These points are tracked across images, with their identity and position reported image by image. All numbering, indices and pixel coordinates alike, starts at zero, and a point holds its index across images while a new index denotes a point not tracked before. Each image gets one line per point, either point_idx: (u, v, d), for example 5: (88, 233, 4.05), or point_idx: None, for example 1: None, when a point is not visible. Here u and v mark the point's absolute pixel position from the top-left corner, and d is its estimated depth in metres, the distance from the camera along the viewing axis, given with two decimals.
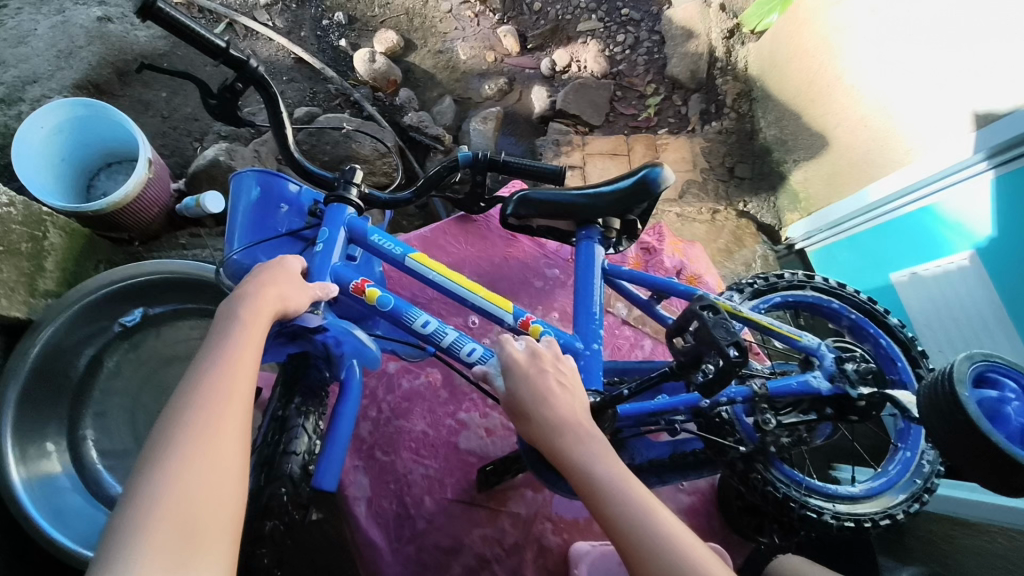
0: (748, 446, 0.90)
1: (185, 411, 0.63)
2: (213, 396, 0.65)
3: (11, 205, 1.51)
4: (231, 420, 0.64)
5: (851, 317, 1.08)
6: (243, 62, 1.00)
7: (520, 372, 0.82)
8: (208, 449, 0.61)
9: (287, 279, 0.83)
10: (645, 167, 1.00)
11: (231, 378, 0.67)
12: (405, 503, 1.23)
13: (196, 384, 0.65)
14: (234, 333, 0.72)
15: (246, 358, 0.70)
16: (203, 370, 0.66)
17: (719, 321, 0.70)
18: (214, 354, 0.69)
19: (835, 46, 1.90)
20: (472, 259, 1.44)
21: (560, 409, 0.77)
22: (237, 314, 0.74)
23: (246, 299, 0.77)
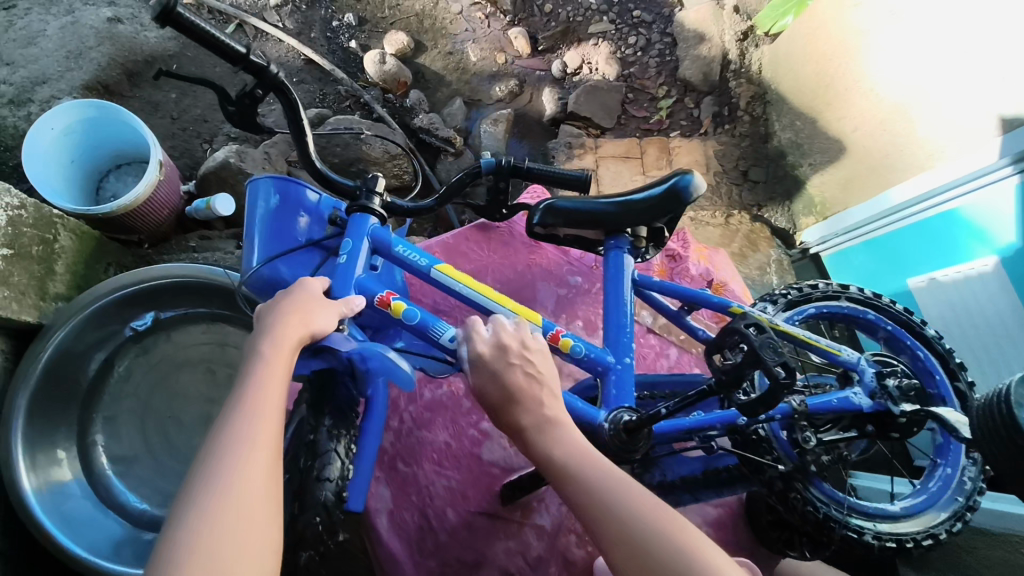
0: (788, 465, 0.86)
1: (211, 456, 0.58)
2: (238, 436, 0.60)
3: (22, 207, 1.49)
4: (261, 462, 0.60)
5: (888, 328, 1.06)
6: (263, 67, 0.98)
7: (488, 369, 0.80)
8: (238, 496, 0.56)
9: (310, 305, 0.79)
10: (676, 175, 0.99)
11: (258, 416, 0.63)
12: (428, 515, 1.21)
13: (221, 425, 0.61)
14: (258, 367, 0.68)
15: (274, 394, 0.66)
16: (228, 411, 0.62)
17: (767, 342, 0.68)
18: (239, 393, 0.65)
19: (854, 48, 1.87)
20: (495, 267, 1.42)
21: (530, 402, 0.76)
22: (261, 348, 0.71)
23: (270, 330, 0.73)
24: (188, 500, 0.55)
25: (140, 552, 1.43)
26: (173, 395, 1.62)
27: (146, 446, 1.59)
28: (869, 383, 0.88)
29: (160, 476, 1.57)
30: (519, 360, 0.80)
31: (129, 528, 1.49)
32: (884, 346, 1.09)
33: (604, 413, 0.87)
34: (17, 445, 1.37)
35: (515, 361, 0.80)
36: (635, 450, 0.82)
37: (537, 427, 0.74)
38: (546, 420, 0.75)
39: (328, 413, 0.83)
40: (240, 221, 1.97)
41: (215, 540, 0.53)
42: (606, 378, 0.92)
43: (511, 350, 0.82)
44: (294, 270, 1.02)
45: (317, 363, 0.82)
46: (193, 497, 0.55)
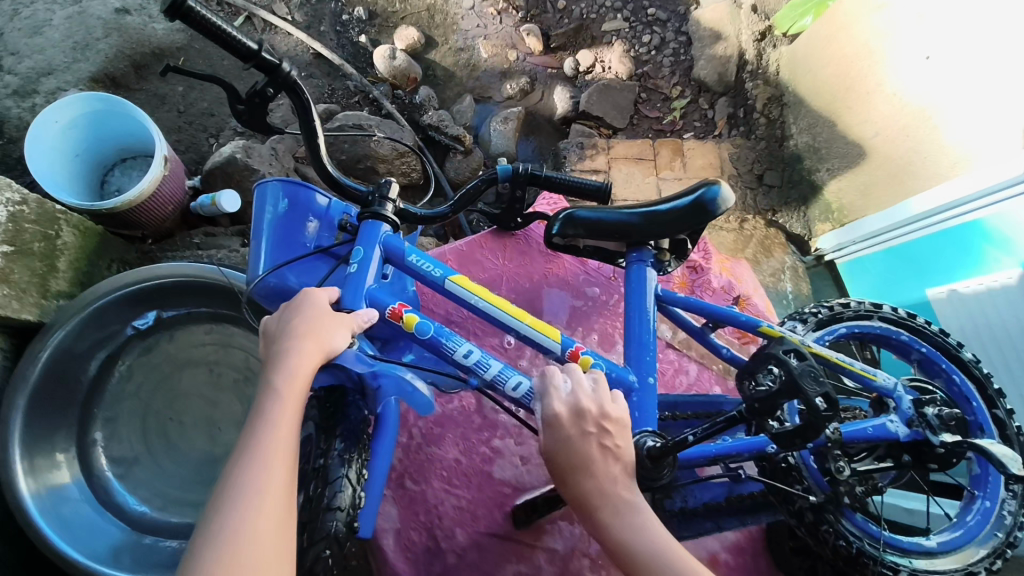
0: (817, 496, 0.86)
1: (216, 518, 0.54)
2: (248, 488, 0.56)
3: (24, 202, 1.46)
4: (271, 522, 0.56)
5: (923, 350, 1.03)
6: (275, 66, 0.94)
7: (560, 434, 0.76)
8: (248, 562, 0.52)
9: (324, 332, 0.74)
10: (702, 185, 0.95)
11: (268, 468, 0.58)
12: (436, 535, 1.18)
13: (230, 475, 0.57)
14: (269, 410, 0.63)
15: (285, 440, 0.61)
16: (238, 460, 0.58)
17: (807, 371, 0.66)
18: (248, 439, 0.61)
19: (878, 51, 1.82)
20: (510, 277, 1.38)
21: (602, 475, 0.73)
22: (272, 386, 0.66)
23: (281, 365, 0.69)
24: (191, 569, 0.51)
25: (139, 556, 1.39)
26: (174, 394, 1.59)
27: (146, 448, 1.56)
28: (906, 411, 0.87)
29: (161, 479, 1.55)
30: (596, 430, 0.76)
31: (129, 532, 1.46)
32: (916, 369, 1.06)
33: (625, 436, 0.84)
34: (16, 447, 1.33)
35: (591, 431, 0.76)
36: (659, 475, 0.80)
37: (609, 507, 0.72)
38: (622, 499, 0.72)
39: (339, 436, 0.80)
40: (245, 218, 1.93)
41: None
42: (628, 399, 0.89)
43: (587, 415, 0.77)
44: (300, 276, 0.98)
45: (327, 378, 0.78)
46: (196, 566, 0.51)
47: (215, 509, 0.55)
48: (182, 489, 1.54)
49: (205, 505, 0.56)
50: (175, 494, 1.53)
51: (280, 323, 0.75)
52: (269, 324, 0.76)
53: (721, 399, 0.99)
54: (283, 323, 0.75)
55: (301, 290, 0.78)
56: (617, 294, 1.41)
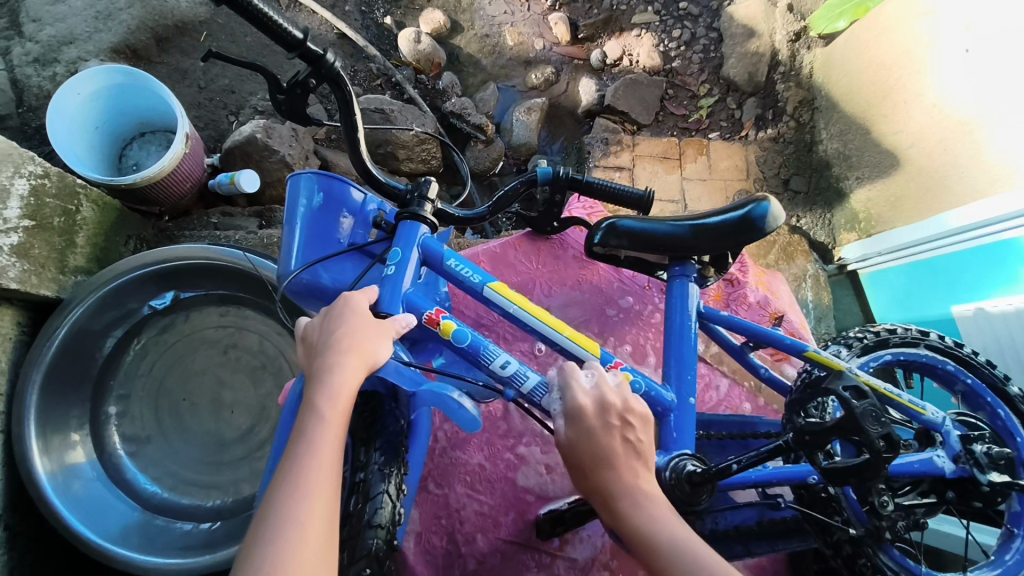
0: (857, 529, 0.85)
1: (261, 549, 0.54)
2: (293, 522, 0.56)
3: (46, 176, 1.42)
4: (315, 551, 0.56)
5: (968, 381, 1.01)
6: (320, 56, 0.91)
7: (584, 428, 0.75)
8: None
9: (367, 346, 0.73)
10: (751, 201, 0.95)
11: (312, 497, 0.58)
12: (457, 540, 1.18)
13: (274, 505, 0.57)
14: (313, 434, 0.63)
15: (327, 467, 0.61)
16: (281, 490, 0.58)
17: (869, 412, 0.66)
18: (291, 465, 0.60)
19: (921, 61, 1.77)
20: (543, 281, 1.36)
21: (624, 470, 0.73)
22: (316, 406, 0.65)
23: (326, 381, 0.67)
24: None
25: (147, 537, 1.39)
26: (189, 375, 1.58)
27: (159, 428, 1.55)
28: (953, 445, 0.86)
29: (172, 459, 1.54)
30: (619, 423, 0.75)
31: (141, 512, 1.45)
32: (958, 401, 1.05)
33: (662, 458, 0.84)
34: (31, 423, 1.32)
35: (614, 424, 0.75)
36: (697, 501, 0.80)
37: (629, 498, 0.71)
38: (640, 493, 0.72)
39: (377, 443, 0.76)
40: (264, 200, 1.90)
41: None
42: (665, 418, 0.89)
43: (611, 409, 0.76)
44: (334, 276, 0.97)
45: None
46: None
47: (260, 540, 0.55)
48: (196, 470, 1.53)
49: (248, 532, 0.56)
50: (188, 476, 1.53)
51: (323, 333, 0.74)
52: (311, 333, 0.75)
53: (754, 420, 0.99)
54: (326, 334, 0.74)
55: (342, 296, 0.77)
56: (651, 305, 1.39)
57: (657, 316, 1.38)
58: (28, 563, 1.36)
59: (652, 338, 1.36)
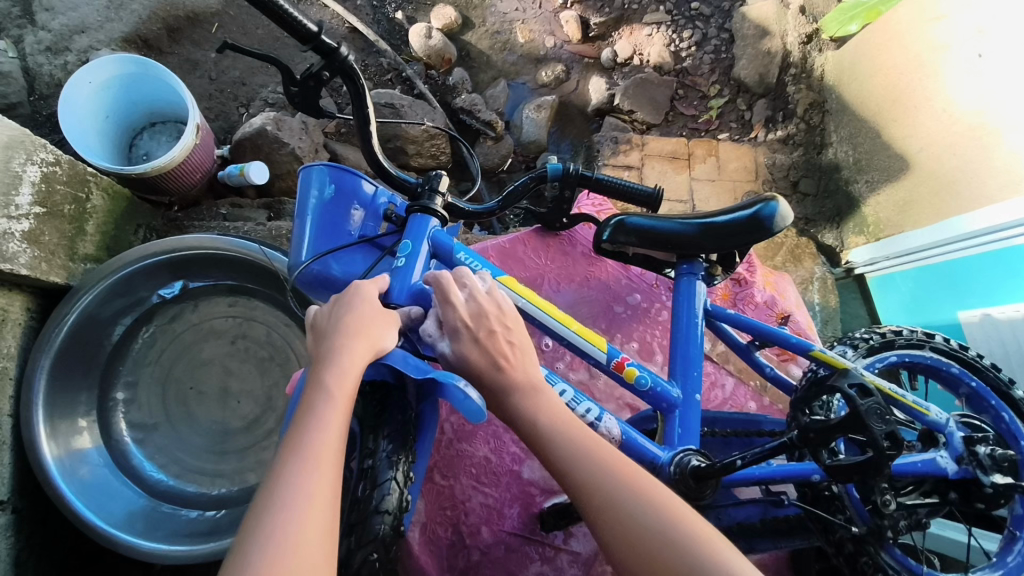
0: (860, 527, 0.86)
1: (267, 514, 0.54)
2: (299, 487, 0.56)
3: (57, 163, 1.43)
4: (320, 517, 0.56)
5: (972, 384, 1.01)
6: (333, 50, 0.92)
7: (470, 338, 0.79)
8: (293, 557, 0.52)
9: (375, 332, 0.75)
10: (760, 201, 0.95)
11: (319, 468, 0.58)
12: (461, 532, 1.19)
13: (279, 472, 0.57)
14: (321, 409, 0.63)
15: (332, 438, 0.61)
16: (286, 458, 0.58)
17: (875, 410, 0.66)
18: (297, 436, 0.61)
19: (933, 65, 1.77)
20: (551, 276, 1.37)
21: (513, 371, 0.78)
22: (324, 384, 0.66)
23: (333, 362, 0.69)
24: (241, 564, 0.51)
25: (153, 524, 1.40)
26: (196, 364, 1.59)
27: (166, 416, 1.56)
28: (956, 446, 0.86)
29: (178, 446, 1.55)
30: (499, 328, 0.80)
31: (147, 499, 1.47)
32: (963, 403, 1.05)
33: (667, 453, 0.85)
34: (39, 408, 1.34)
35: (494, 329, 0.80)
36: (701, 494, 0.81)
37: (520, 394, 0.76)
38: (530, 388, 0.77)
39: (385, 431, 0.77)
40: (273, 192, 1.91)
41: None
42: (671, 414, 0.90)
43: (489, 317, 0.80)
44: (344, 267, 0.99)
45: (369, 372, 0.76)
46: (247, 561, 0.51)
47: (265, 504, 0.55)
48: (202, 458, 1.55)
49: (255, 499, 0.56)
50: (194, 463, 1.54)
51: (331, 319, 0.76)
52: (319, 320, 0.77)
53: (759, 418, 0.99)
54: (334, 320, 0.75)
55: (351, 285, 0.79)
56: (658, 303, 1.39)
57: (664, 314, 1.38)
58: (35, 546, 1.38)
59: (659, 335, 1.36)
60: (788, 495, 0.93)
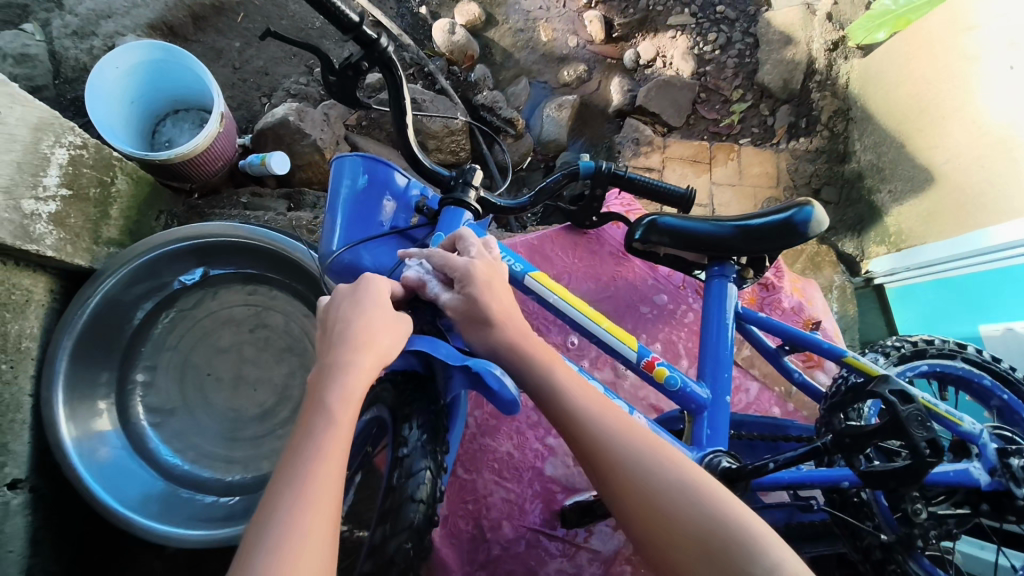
0: (889, 535, 0.85)
1: (263, 550, 0.53)
2: (295, 518, 0.55)
3: (84, 147, 1.43)
4: (317, 549, 0.55)
5: (1004, 398, 1.00)
6: (373, 41, 0.92)
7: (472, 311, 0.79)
8: None
9: (382, 344, 0.72)
10: (795, 205, 0.94)
11: (318, 499, 0.57)
12: (482, 526, 1.19)
13: (276, 499, 0.57)
14: (322, 434, 0.62)
15: (333, 463, 0.60)
16: (285, 485, 0.58)
17: (916, 416, 0.65)
18: (297, 459, 0.60)
19: (963, 75, 1.74)
20: (577, 274, 1.37)
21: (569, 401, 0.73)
22: (326, 405, 0.64)
23: (338, 376, 0.67)
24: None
25: (168, 507, 1.41)
26: (215, 350, 1.60)
27: (183, 401, 1.57)
28: (990, 459, 0.85)
29: (196, 432, 1.56)
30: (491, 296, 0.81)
31: (163, 483, 1.47)
32: (993, 416, 1.04)
33: (696, 453, 0.85)
34: (58, 389, 1.34)
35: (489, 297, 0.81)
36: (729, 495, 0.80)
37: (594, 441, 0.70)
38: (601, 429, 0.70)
39: (416, 421, 0.76)
40: (294, 182, 1.91)
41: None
42: (699, 414, 0.89)
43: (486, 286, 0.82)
44: (376, 258, 0.99)
45: (399, 361, 0.79)
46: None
47: (261, 534, 0.54)
48: (219, 443, 1.56)
49: (250, 532, 0.55)
50: (212, 449, 1.55)
51: (337, 326, 0.73)
52: (325, 325, 0.74)
53: (787, 423, 1.00)
54: (339, 328, 0.73)
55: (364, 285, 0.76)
56: (685, 305, 1.38)
57: (691, 316, 1.38)
58: (51, 526, 1.38)
59: (684, 337, 1.35)
60: (818, 500, 0.93)
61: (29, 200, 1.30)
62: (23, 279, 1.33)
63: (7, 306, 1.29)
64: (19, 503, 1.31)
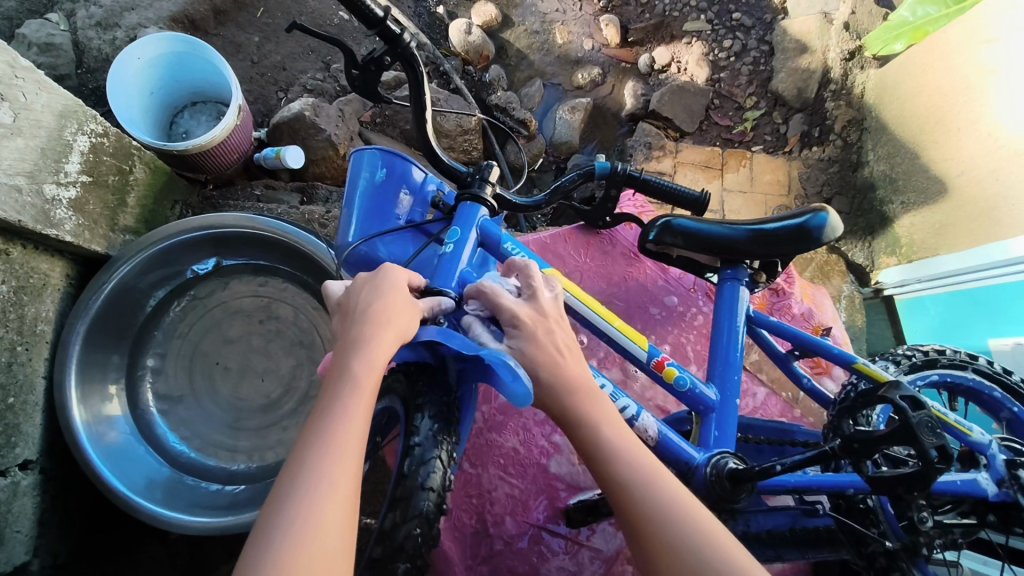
0: (893, 542, 0.85)
1: (290, 502, 0.54)
2: (320, 478, 0.56)
3: (105, 135, 1.45)
4: (341, 508, 0.56)
5: (1014, 410, 1.00)
6: (397, 36, 0.93)
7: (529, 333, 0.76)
8: (313, 551, 0.52)
9: (402, 319, 0.73)
10: (809, 210, 0.95)
11: (342, 455, 0.58)
12: (486, 520, 1.20)
13: (301, 461, 0.57)
14: (346, 397, 0.63)
15: (356, 427, 0.61)
16: (310, 446, 0.58)
17: (925, 422, 0.64)
18: (322, 423, 0.60)
19: (980, 88, 1.73)
20: (589, 273, 1.39)
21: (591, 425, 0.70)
22: (351, 371, 0.65)
23: (360, 348, 0.68)
24: (261, 550, 0.51)
25: (172, 493, 1.42)
26: (224, 340, 1.62)
27: (192, 389, 1.58)
28: (998, 469, 0.85)
29: (203, 420, 1.58)
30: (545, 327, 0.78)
31: (169, 469, 1.49)
32: (1003, 427, 1.04)
33: (703, 454, 0.85)
34: (71, 373, 1.36)
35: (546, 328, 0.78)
36: (736, 497, 0.80)
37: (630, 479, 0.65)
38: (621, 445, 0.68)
39: (428, 412, 0.76)
40: (307, 176, 1.92)
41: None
42: (707, 416, 0.90)
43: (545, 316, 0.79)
44: (390, 251, 1.01)
45: (410, 354, 0.78)
46: (268, 547, 0.52)
47: (287, 492, 0.55)
48: (226, 433, 1.57)
49: (275, 490, 0.56)
50: (219, 438, 1.57)
51: (359, 302, 0.74)
52: (347, 301, 0.76)
53: (793, 429, 1.00)
54: (362, 303, 0.74)
55: (382, 269, 0.76)
56: (695, 307, 1.39)
57: (700, 319, 1.38)
58: (59, 509, 1.40)
59: (693, 340, 1.36)
60: (822, 505, 0.93)
61: (50, 185, 1.32)
62: (40, 263, 1.35)
63: (24, 289, 1.31)
64: (29, 484, 1.32)
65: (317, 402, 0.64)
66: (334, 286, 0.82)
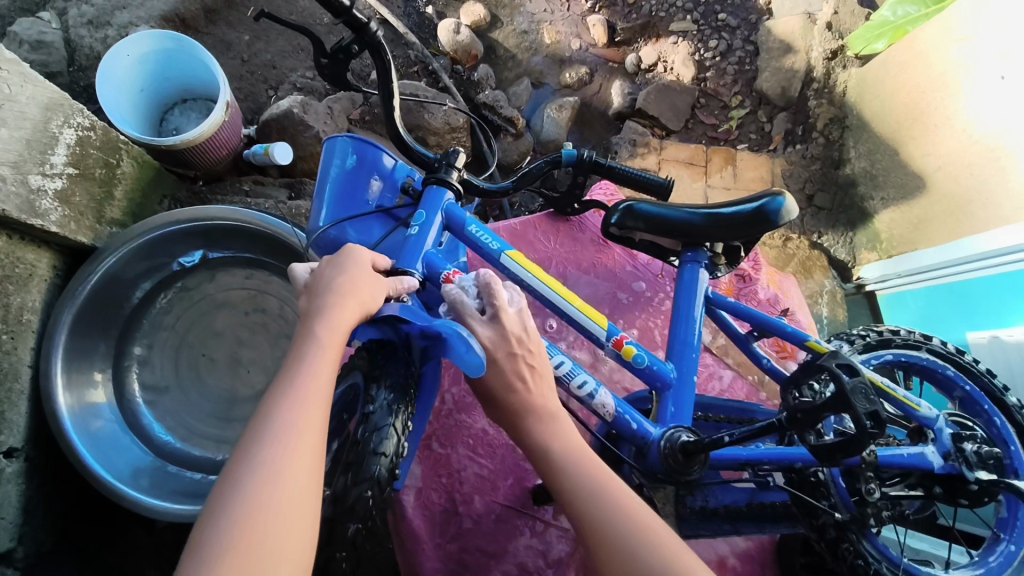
0: (844, 514, 0.94)
1: (255, 451, 0.56)
2: (286, 432, 0.58)
3: (92, 128, 1.48)
4: (306, 458, 0.58)
5: (966, 388, 1.06)
6: (363, 25, 0.96)
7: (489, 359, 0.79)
8: (277, 495, 0.55)
9: (365, 292, 0.76)
10: (766, 195, 0.98)
11: (307, 410, 0.61)
12: (455, 500, 1.22)
13: (266, 417, 0.59)
14: (310, 356, 0.65)
15: (320, 384, 0.63)
16: (275, 401, 0.60)
17: (859, 389, 0.70)
18: (287, 381, 0.63)
19: (954, 85, 1.75)
20: (559, 260, 1.41)
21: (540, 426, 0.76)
22: (314, 335, 0.68)
23: (324, 316, 0.70)
24: (229, 494, 0.54)
25: (158, 482, 1.44)
26: (209, 332, 1.63)
27: (177, 379, 1.60)
28: (944, 442, 0.92)
29: (186, 410, 1.59)
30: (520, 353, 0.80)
31: (153, 458, 1.51)
32: (956, 406, 1.10)
33: (658, 430, 0.90)
34: (57, 361, 1.38)
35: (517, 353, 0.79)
36: (688, 469, 0.86)
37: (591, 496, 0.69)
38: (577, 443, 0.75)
39: (386, 384, 0.81)
40: (295, 172, 1.94)
41: (255, 535, 0.52)
42: (665, 393, 0.95)
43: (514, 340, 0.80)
44: (359, 234, 1.05)
45: (374, 332, 0.82)
46: (236, 490, 0.54)
47: (252, 443, 0.57)
48: (209, 423, 1.59)
49: (241, 443, 0.58)
50: (201, 427, 1.59)
51: (325, 277, 0.77)
52: (313, 276, 0.78)
53: (753, 408, 1.04)
54: (326, 278, 0.76)
55: (346, 248, 0.79)
56: (662, 292, 1.42)
57: (667, 303, 1.41)
58: (45, 496, 1.41)
59: (660, 324, 1.39)
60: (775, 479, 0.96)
61: (36, 176, 1.34)
62: (26, 253, 1.37)
63: (10, 278, 1.33)
64: (13, 472, 1.34)
65: (282, 365, 0.66)
66: (299, 268, 0.84)
